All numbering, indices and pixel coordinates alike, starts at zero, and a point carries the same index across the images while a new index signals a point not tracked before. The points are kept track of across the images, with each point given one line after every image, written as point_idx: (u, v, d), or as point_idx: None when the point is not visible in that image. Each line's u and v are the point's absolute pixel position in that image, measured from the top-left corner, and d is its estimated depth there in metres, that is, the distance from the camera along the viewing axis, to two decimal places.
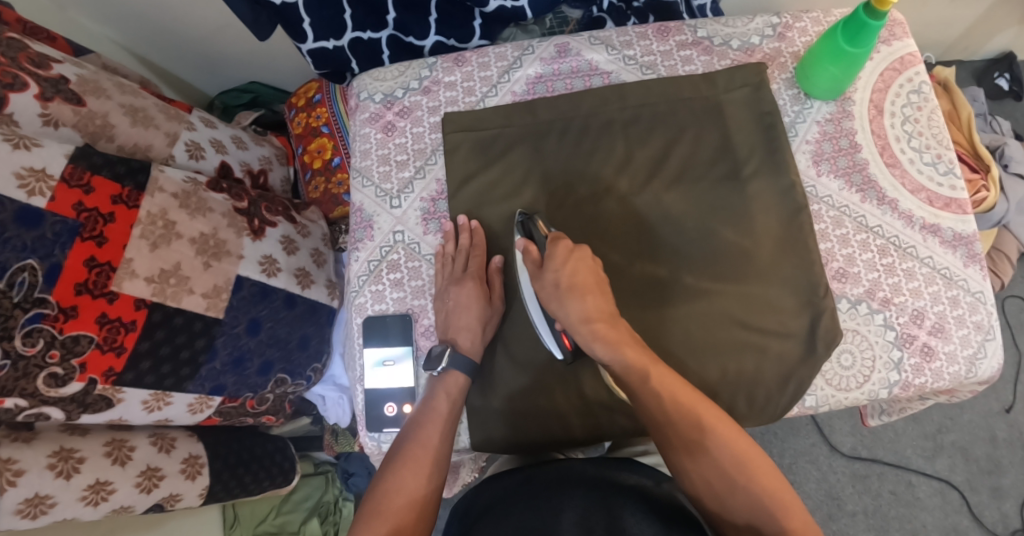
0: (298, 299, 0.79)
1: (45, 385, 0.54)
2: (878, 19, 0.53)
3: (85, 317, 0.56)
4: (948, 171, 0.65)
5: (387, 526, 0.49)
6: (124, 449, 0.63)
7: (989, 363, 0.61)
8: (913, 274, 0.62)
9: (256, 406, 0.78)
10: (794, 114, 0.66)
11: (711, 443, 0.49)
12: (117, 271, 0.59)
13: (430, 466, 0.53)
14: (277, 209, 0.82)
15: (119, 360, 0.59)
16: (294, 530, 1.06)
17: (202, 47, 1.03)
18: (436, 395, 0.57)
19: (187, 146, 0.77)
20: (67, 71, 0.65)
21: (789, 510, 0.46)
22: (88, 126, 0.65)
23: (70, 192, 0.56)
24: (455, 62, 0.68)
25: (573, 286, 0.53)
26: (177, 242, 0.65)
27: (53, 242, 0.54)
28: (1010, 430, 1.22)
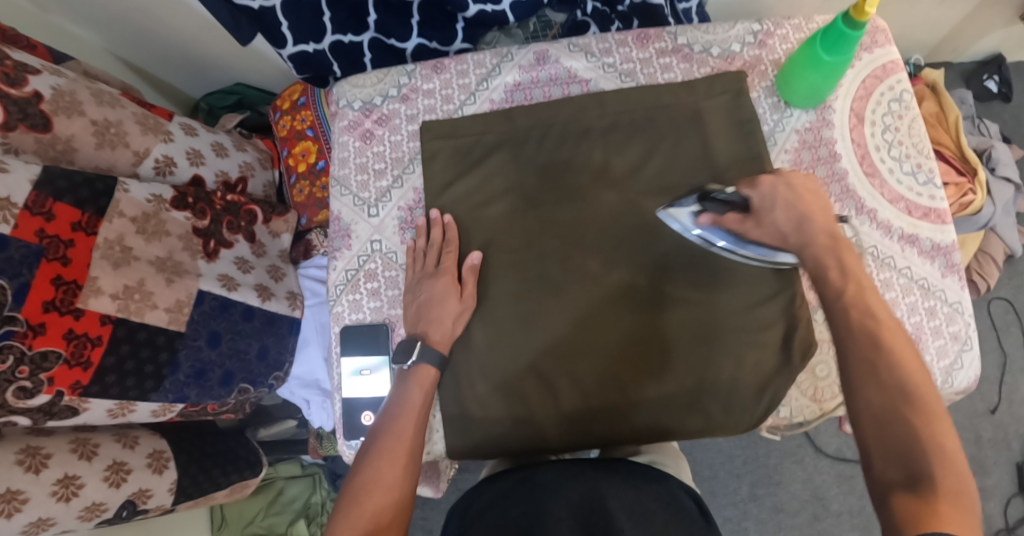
0: (258, 311, 0.82)
1: (14, 397, 0.55)
2: (856, 30, 0.53)
3: (52, 334, 0.58)
4: (927, 181, 0.65)
5: (364, 523, 0.47)
6: (88, 447, 0.65)
7: (965, 373, 0.61)
8: (890, 285, 0.62)
9: (217, 409, 0.81)
10: (774, 122, 0.66)
11: (883, 368, 0.42)
12: (82, 289, 0.61)
13: (406, 458, 0.51)
14: (239, 224, 0.85)
15: (86, 374, 0.61)
16: (282, 531, 1.07)
17: (185, 49, 1.02)
18: (409, 388, 0.56)
19: (157, 161, 0.79)
20: (43, 85, 0.66)
21: (956, 466, 0.37)
22: (48, 152, 0.66)
23: (32, 220, 0.57)
24: (434, 69, 0.68)
25: (791, 205, 0.51)
26: (137, 263, 0.67)
27: (21, 263, 0.56)
28: (995, 431, 1.23)
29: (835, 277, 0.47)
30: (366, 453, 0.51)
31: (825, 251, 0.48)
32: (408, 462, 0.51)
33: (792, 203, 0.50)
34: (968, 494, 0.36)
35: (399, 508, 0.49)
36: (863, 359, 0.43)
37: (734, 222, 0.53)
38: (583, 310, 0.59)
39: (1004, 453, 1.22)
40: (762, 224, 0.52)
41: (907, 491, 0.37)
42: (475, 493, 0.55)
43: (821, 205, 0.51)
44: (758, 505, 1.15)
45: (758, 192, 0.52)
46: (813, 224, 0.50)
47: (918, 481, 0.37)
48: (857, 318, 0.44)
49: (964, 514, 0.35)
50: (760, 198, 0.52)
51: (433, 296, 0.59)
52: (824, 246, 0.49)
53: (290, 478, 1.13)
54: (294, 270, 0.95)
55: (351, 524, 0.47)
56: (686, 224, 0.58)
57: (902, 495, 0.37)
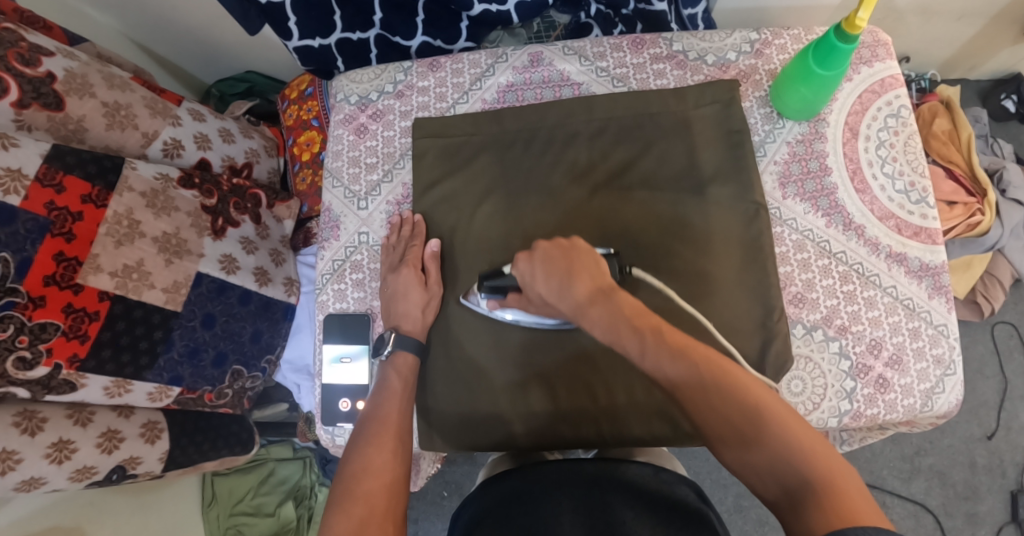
0: (253, 295, 0.84)
1: (14, 368, 0.57)
2: (849, 42, 0.53)
3: (52, 307, 0.60)
4: (919, 199, 0.64)
5: (363, 508, 0.46)
6: (86, 413, 0.67)
7: (946, 397, 0.60)
8: (874, 303, 0.62)
9: (214, 400, 0.83)
10: (764, 133, 0.66)
11: (712, 400, 0.42)
12: (83, 265, 0.63)
13: (394, 441, 0.52)
14: (245, 206, 0.87)
15: (82, 348, 0.63)
16: (270, 511, 1.10)
17: (200, 36, 1.04)
18: (387, 374, 0.58)
19: (165, 143, 0.81)
20: (56, 67, 0.68)
21: (819, 456, 0.39)
22: (61, 131, 0.68)
23: (42, 191, 0.60)
24: (429, 67, 0.69)
25: (552, 272, 0.48)
26: (142, 240, 0.70)
27: (26, 237, 0.58)
28: (991, 457, 1.21)
29: (626, 331, 0.45)
30: (356, 445, 0.52)
31: (604, 307, 0.46)
32: (398, 446, 0.52)
33: (550, 268, 0.48)
34: (840, 474, 0.38)
35: (396, 490, 0.49)
36: (698, 398, 0.42)
37: (517, 302, 0.54)
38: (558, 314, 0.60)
39: (998, 480, 1.20)
40: (536, 300, 0.51)
41: (788, 508, 0.38)
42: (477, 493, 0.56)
43: (590, 262, 0.48)
44: (743, 517, 1.15)
45: (522, 269, 0.50)
46: (577, 286, 0.47)
47: (795, 494, 0.38)
48: (667, 356, 0.43)
49: (848, 499, 0.36)
50: (522, 274, 0.50)
51: (410, 293, 0.60)
52: (593, 308, 0.46)
53: (281, 460, 1.16)
54: (293, 256, 0.96)
55: (345, 512, 0.46)
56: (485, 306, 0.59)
57: (787, 510, 0.38)
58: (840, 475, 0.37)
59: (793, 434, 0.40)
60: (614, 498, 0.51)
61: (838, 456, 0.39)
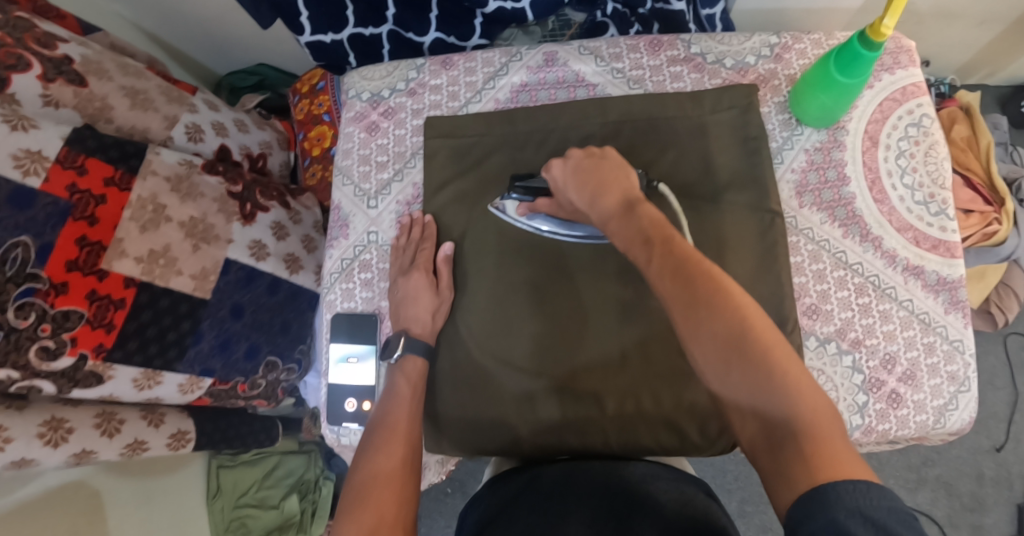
0: (283, 283, 0.84)
1: (37, 359, 0.58)
2: (873, 50, 0.51)
3: (74, 294, 0.61)
4: (939, 211, 0.63)
5: (370, 518, 0.46)
6: (114, 421, 0.68)
7: (960, 415, 0.59)
8: (889, 317, 0.60)
9: (247, 391, 0.83)
10: (782, 140, 0.64)
11: (704, 319, 0.40)
12: (106, 250, 0.64)
13: (404, 445, 0.53)
14: (271, 193, 0.87)
15: (108, 337, 0.64)
16: (273, 504, 1.12)
17: (211, 26, 1.04)
18: (396, 380, 0.58)
19: (187, 128, 0.82)
20: (73, 51, 0.70)
21: (803, 396, 0.37)
22: (87, 108, 0.70)
23: (64, 173, 0.62)
24: (442, 65, 0.68)
25: (580, 180, 0.52)
26: (166, 226, 0.71)
27: (45, 222, 0.59)
28: (998, 470, 1.20)
29: (638, 242, 0.45)
30: (365, 450, 0.52)
31: (624, 221, 0.47)
32: (407, 455, 0.52)
33: (582, 178, 0.52)
34: (824, 419, 0.36)
35: (404, 499, 0.49)
36: (684, 311, 0.41)
37: (546, 206, 0.58)
38: (568, 318, 0.60)
39: (1006, 492, 1.19)
40: (567, 206, 0.55)
41: (764, 447, 0.38)
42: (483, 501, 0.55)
43: (619, 175, 0.51)
44: (746, 522, 1.15)
45: (555, 174, 0.54)
46: (603, 199, 0.50)
47: (773, 431, 0.37)
48: (668, 275, 0.42)
49: (825, 449, 0.35)
50: (555, 180, 0.55)
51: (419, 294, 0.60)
52: (615, 218, 0.48)
53: (286, 453, 1.17)
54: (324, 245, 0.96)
55: (355, 520, 0.46)
56: (515, 216, 0.61)
57: (762, 449, 0.38)
58: (821, 419, 0.36)
59: (784, 374, 0.38)
60: (622, 504, 0.49)
61: (826, 403, 0.37)
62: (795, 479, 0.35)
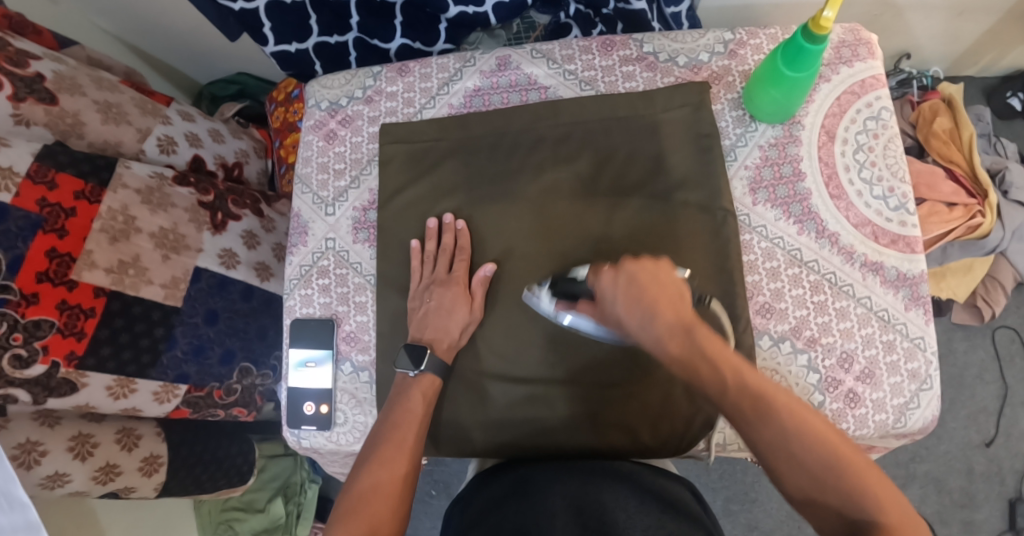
0: (256, 291, 0.85)
1: (11, 366, 0.59)
2: (816, 43, 0.51)
3: (45, 304, 0.62)
4: (899, 206, 0.62)
5: (364, 525, 0.48)
6: (88, 444, 0.69)
7: (921, 413, 0.59)
8: (846, 315, 0.60)
9: (223, 398, 0.82)
10: (736, 137, 0.64)
11: (798, 447, 0.42)
12: (76, 261, 0.65)
13: (406, 465, 0.53)
14: (244, 201, 0.88)
15: (80, 345, 0.65)
16: (260, 507, 1.12)
17: (188, 38, 1.05)
18: (406, 394, 0.57)
19: (159, 141, 0.83)
20: (45, 69, 0.71)
21: (885, 503, 0.40)
22: (59, 125, 0.71)
23: (34, 189, 0.63)
24: (398, 72, 0.69)
25: (636, 295, 0.48)
26: (137, 236, 0.72)
27: (17, 235, 0.61)
28: (988, 464, 1.18)
29: (706, 370, 0.44)
30: (365, 461, 0.53)
31: (685, 341, 0.45)
32: (407, 473, 0.53)
33: (635, 292, 0.48)
34: (907, 521, 0.39)
35: (397, 514, 0.51)
36: (771, 436, 0.42)
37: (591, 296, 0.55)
38: (527, 328, 0.60)
39: (997, 487, 1.17)
40: (612, 320, 0.50)
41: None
42: (472, 501, 0.56)
43: (675, 295, 0.47)
44: (731, 521, 1.14)
45: (605, 284, 0.50)
46: (662, 318, 0.46)
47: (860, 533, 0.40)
48: (748, 405, 0.43)
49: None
50: (604, 289, 0.50)
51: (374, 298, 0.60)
52: (672, 340, 0.45)
53: (272, 456, 1.16)
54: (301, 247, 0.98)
55: (347, 523, 0.48)
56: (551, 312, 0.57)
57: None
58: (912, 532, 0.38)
59: (867, 480, 0.40)
60: (606, 499, 0.49)
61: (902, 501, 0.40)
62: None
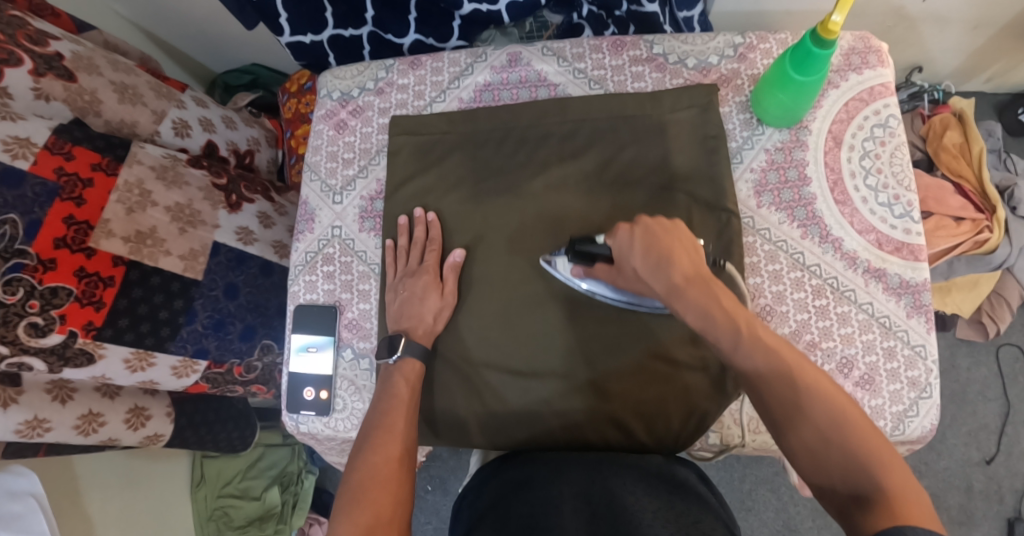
0: (275, 267, 0.85)
1: (26, 333, 0.60)
2: (824, 48, 0.52)
3: (62, 270, 0.63)
4: (904, 213, 0.61)
5: (366, 515, 0.47)
6: (94, 422, 0.71)
7: (920, 422, 0.58)
8: (847, 320, 0.60)
9: (243, 375, 0.82)
10: (742, 140, 0.64)
11: (802, 400, 0.43)
12: (93, 229, 0.66)
13: (401, 455, 0.52)
14: (256, 188, 0.89)
15: (97, 315, 0.66)
16: (255, 496, 1.12)
17: (204, 27, 1.07)
18: (395, 382, 0.58)
19: (175, 123, 0.84)
20: (64, 48, 0.73)
21: (891, 468, 0.39)
22: (76, 102, 0.72)
23: (51, 158, 0.64)
24: (410, 65, 0.70)
25: (650, 248, 0.49)
26: (153, 209, 0.72)
27: (34, 200, 0.62)
28: (988, 482, 1.17)
29: (721, 318, 0.46)
30: (360, 449, 0.52)
31: (700, 290, 0.47)
32: (403, 455, 0.52)
33: (650, 244, 0.49)
34: (914, 491, 0.38)
35: (400, 499, 0.50)
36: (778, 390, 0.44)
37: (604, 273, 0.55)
38: (530, 322, 0.61)
39: (995, 506, 1.16)
40: (630, 274, 0.52)
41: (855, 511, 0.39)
42: (480, 494, 0.56)
43: (690, 247, 0.50)
44: None
45: (622, 240, 0.52)
46: (678, 266, 0.48)
47: (862, 498, 0.39)
48: (760, 351, 0.45)
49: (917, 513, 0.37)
50: (620, 245, 0.52)
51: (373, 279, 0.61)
52: (688, 286, 0.47)
53: (270, 445, 1.17)
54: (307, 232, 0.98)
55: (352, 518, 0.47)
56: (566, 271, 0.59)
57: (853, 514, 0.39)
58: (909, 491, 0.38)
59: (871, 441, 0.41)
60: (614, 483, 0.50)
61: (909, 469, 0.39)
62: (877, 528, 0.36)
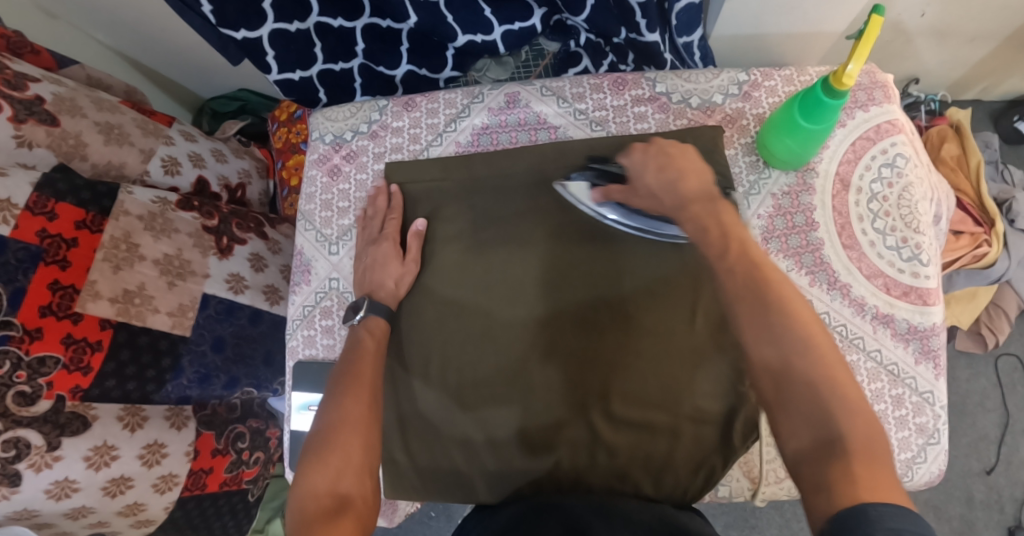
0: (264, 315, 0.83)
1: (16, 404, 0.59)
2: (835, 98, 0.50)
3: (49, 339, 0.61)
4: (912, 256, 0.61)
5: (333, 461, 0.46)
6: (84, 511, 0.65)
7: (927, 467, 0.59)
8: (855, 369, 0.59)
9: (229, 414, 0.84)
10: (749, 184, 0.63)
11: (773, 319, 0.40)
12: (80, 293, 0.64)
13: (370, 394, 0.52)
14: (248, 225, 0.86)
15: (86, 379, 0.64)
16: (258, 528, 1.10)
17: (189, 54, 1.04)
18: (358, 334, 0.58)
19: (164, 161, 0.81)
20: (44, 91, 0.70)
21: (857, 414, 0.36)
22: (61, 146, 0.69)
23: (33, 220, 0.62)
24: (405, 107, 0.68)
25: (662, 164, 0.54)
26: (141, 264, 0.70)
27: (17, 267, 0.60)
28: (989, 493, 1.18)
29: (715, 236, 0.47)
30: (333, 397, 0.51)
31: (705, 213, 0.49)
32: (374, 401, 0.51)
33: (662, 164, 0.53)
34: (882, 446, 0.34)
35: (372, 439, 0.49)
36: (752, 306, 0.41)
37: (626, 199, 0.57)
38: (534, 374, 0.60)
39: (996, 515, 1.17)
40: (641, 193, 0.55)
41: (811, 458, 0.35)
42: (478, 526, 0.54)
43: (694, 166, 0.53)
44: None
45: (635, 159, 0.55)
46: (685, 184, 0.51)
47: (824, 447, 0.35)
48: (741, 271, 0.43)
49: (877, 474, 0.33)
50: (635, 164, 0.55)
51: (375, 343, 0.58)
52: (695, 205, 0.50)
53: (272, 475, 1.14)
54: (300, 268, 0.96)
55: (320, 465, 0.46)
56: (581, 197, 0.59)
57: (808, 464, 0.35)
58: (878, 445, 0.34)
59: (841, 385, 0.37)
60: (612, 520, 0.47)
61: (875, 415, 0.36)
62: (836, 484, 0.33)
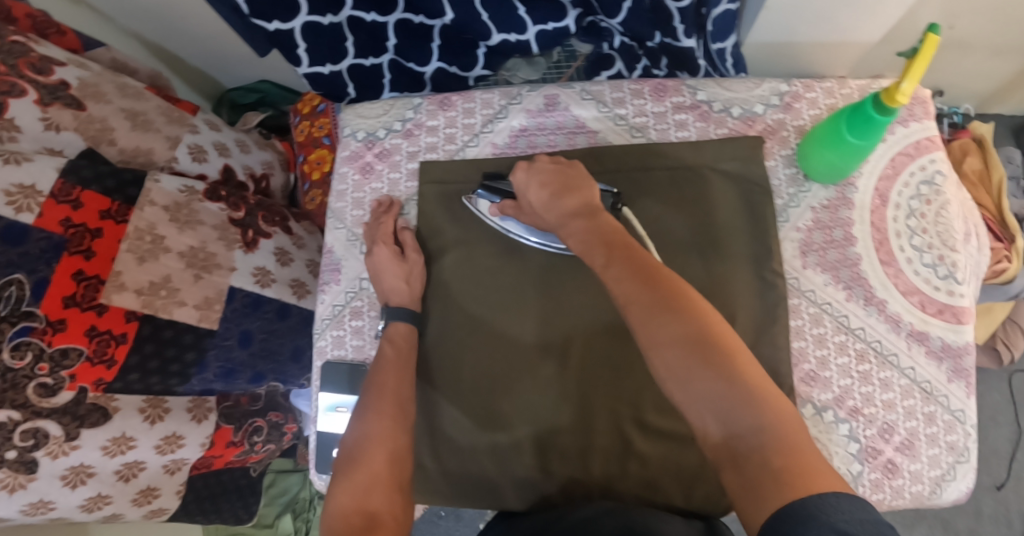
0: (292, 309, 0.82)
1: (36, 395, 0.58)
2: (885, 115, 0.49)
3: (72, 331, 0.60)
4: (948, 274, 0.60)
5: (364, 476, 0.47)
6: (101, 501, 0.67)
7: (956, 486, 0.58)
8: (889, 386, 0.59)
9: (250, 404, 0.84)
10: (788, 197, 0.62)
11: (660, 320, 0.40)
12: (105, 284, 0.63)
13: (396, 410, 0.53)
14: (274, 219, 0.85)
15: (109, 372, 0.63)
16: (268, 522, 1.10)
17: (211, 42, 1.02)
18: (381, 344, 0.58)
19: (189, 149, 0.80)
20: (69, 75, 0.69)
21: (773, 408, 0.36)
22: (87, 131, 0.68)
23: (57, 208, 0.61)
24: (440, 105, 0.67)
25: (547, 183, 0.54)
26: (166, 256, 0.69)
27: (39, 257, 0.59)
28: (997, 507, 1.18)
29: (597, 244, 0.47)
30: (360, 414, 0.52)
31: (586, 224, 0.50)
32: (398, 412, 0.52)
33: (546, 181, 0.54)
34: (805, 440, 0.35)
35: (399, 453, 0.50)
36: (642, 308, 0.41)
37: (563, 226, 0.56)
38: (564, 381, 0.59)
39: (1004, 530, 1.17)
40: (526, 210, 0.56)
41: (727, 458, 0.35)
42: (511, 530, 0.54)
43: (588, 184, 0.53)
44: None
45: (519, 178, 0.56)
46: (565, 200, 0.52)
47: (735, 444, 0.35)
48: (624, 275, 0.44)
49: (804, 467, 0.33)
50: (518, 183, 0.56)
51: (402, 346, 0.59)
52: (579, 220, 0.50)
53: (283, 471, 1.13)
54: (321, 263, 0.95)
55: (350, 481, 0.47)
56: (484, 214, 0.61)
57: (725, 463, 0.36)
58: (801, 442, 0.35)
59: (745, 379, 0.37)
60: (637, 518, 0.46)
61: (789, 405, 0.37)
62: (766, 491, 0.33)
